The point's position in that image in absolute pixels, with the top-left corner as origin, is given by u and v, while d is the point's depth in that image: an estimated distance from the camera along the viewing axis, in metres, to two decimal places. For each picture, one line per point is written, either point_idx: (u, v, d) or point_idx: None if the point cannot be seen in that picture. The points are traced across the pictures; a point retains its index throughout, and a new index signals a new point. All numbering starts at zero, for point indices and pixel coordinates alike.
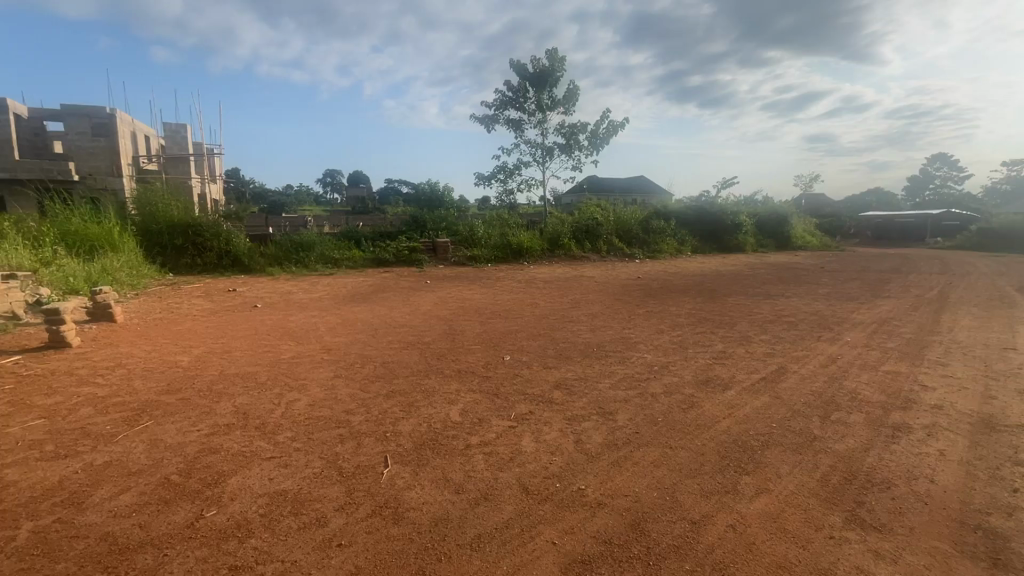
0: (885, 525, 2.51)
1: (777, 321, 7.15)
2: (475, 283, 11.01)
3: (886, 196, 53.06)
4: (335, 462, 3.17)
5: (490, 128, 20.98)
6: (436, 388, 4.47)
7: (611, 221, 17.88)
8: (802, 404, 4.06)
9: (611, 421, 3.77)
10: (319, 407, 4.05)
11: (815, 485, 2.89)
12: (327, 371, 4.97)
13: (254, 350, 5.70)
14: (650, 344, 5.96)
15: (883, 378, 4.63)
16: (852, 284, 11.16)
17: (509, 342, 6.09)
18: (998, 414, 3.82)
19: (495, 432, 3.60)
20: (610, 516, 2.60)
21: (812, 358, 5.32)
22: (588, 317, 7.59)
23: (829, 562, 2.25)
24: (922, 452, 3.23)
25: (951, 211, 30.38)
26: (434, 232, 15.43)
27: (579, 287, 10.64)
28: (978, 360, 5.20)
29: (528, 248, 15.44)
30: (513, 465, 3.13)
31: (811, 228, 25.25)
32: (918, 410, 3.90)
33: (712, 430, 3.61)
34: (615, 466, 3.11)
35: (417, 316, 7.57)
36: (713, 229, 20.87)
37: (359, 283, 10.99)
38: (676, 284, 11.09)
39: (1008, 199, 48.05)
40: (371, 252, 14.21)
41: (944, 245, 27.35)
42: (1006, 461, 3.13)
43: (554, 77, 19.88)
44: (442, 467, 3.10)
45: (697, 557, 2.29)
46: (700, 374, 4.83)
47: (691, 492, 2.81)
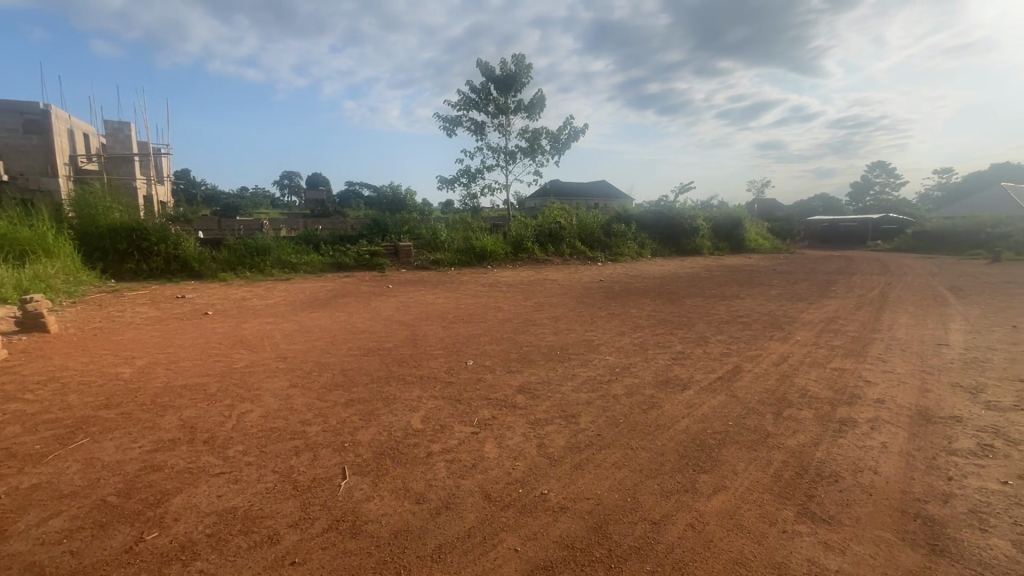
0: (833, 517, 2.61)
1: (733, 322, 7.40)
2: (438, 287, 10.89)
3: (831, 202, 56.05)
4: (289, 475, 3.04)
5: (452, 130, 20.86)
6: (397, 395, 4.38)
7: (573, 225, 18.08)
8: (756, 402, 4.20)
9: (573, 424, 3.78)
10: (273, 418, 3.88)
11: (768, 481, 2.98)
12: (283, 380, 4.80)
13: (203, 360, 5.43)
14: (611, 346, 6.03)
15: (831, 375, 4.85)
16: (801, 285, 11.72)
17: (473, 346, 6.04)
18: (933, 406, 4.07)
19: (457, 438, 3.55)
20: (573, 519, 2.60)
21: (765, 356, 5.52)
22: (551, 320, 7.62)
23: (783, 556, 2.32)
24: (867, 445, 3.39)
25: (888, 215, 32.42)
26: (395, 235, 15.21)
27: (543, 290, 10.69)
28: (915, 356, 5.54)
29: (492, 252, 15.43)
30: (476, 471, 3.09)
31: (764, 231, 26.38)
32: (862, 405, 4.10)
33: (671, 430, 3.67)
34: (577, 469, 3.12)
35: (378, 322, 7.40)
36: (672, 232, 21.47)
37: (318, 289, 10.68)
38: (637, 287, 11.32)
39: (938, 205, 51.62)
40: (331, 256, 13.84)
41: (884, 247, 29.07)
42: (941, 451, 3.32)
43: (518, 82, 19.95)
44: (402, 477, 3.03)
45: (658, 557, 2.31)
46: (660, 375, 4.93)
47: (652, 493, 2.85)
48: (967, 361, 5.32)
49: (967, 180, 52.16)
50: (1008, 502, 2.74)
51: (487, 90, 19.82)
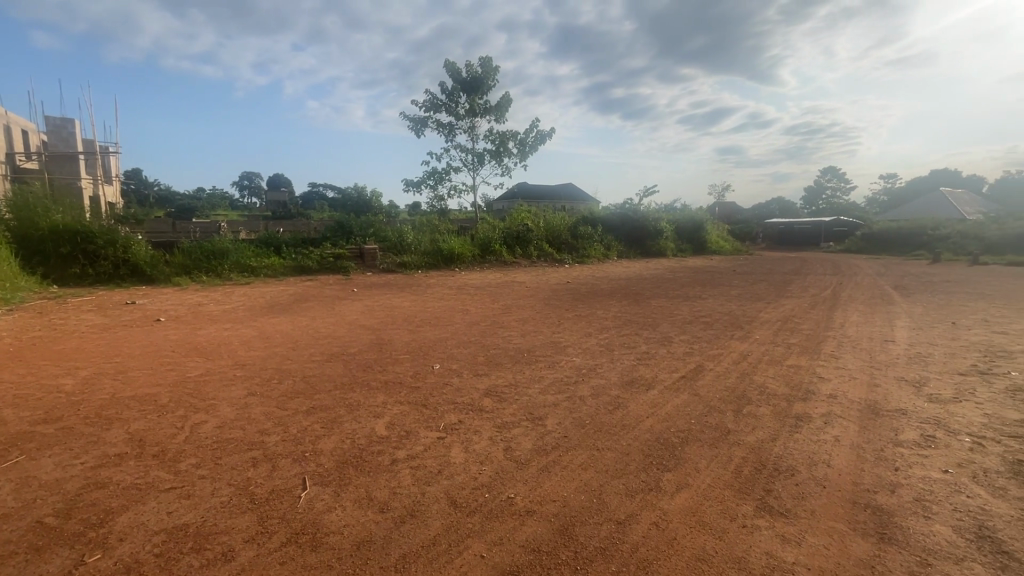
0: (790, 510, 2.70)
1: (695, 322, 7.58)
2: (405, 291, 10.75)
3: (787, 206, 58.43)
4: (245, 488, 2.92)
5: (419, 131, 20.69)
6: (361, 401, 4.28)
7: (541, 228, 18.21)
8: (717, 400, 4.31)
9: (540, 426, 3.78)
10: (229, 428, 3.73)
11: (729, 477, 3.06)
12: (241, 388, 4.61)
13: (154, 369, 5.16)
14: (578, 348, 6.09)
15: (788, 373, 5.03)
16: (760, 285, 12.15)
17: (440, 350, 5.98)
18: (881, 400, 4.27)
19: (423, 444, 3.49)
20: (539, 523, 2.59)
21: (726, 355, 5.68)
22: (519, 322, 7.63)
23: (743, 550, 2.38)
24: (821, 439, 3.53)
25: (840, 218, 34.03)
26: (361, 237, 14.96)
27: (511, 292, 10.70)
28: (864, 352, 5.81)
29: (459, 254, 15.36)
30: (441, 478, 3.05)
31: (725, 234, 27.23)
32: (816, 400, 4.26)
33: (636, 430, 3.72)
34: (544, 472, 3.12)
35: (343, 327, 7.24)
36: (637, 235, 21.90)
37: (280, 293, 10.36)
38: (603, 288, 11.49)
39: (884, 209, 54.60)
40: (293, 259, 13.45)
41: (836, 248, 30.49)
42: (889, 443, 3.49)
43: (486, 84, 19.96)
44: (365, 486, 2.95)
45: (623, 557, 2.33)
46: (626, 375, 4.99)
47: (617, 493, 2.88)
48: (911, 356, 5.63)
49: (910, 186, 55.36)
50: (949, 489, 2.90)
51: (454, 92, 19.76)
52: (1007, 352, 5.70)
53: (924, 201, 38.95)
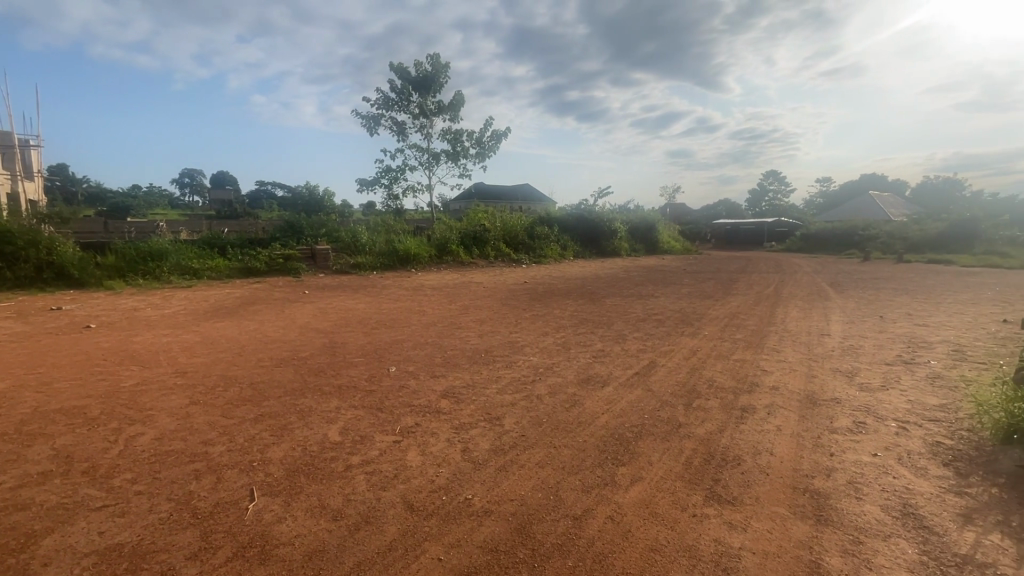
0: (736, 498, 2.83)
1: (648, 319, 7.81)
2: (361, 292, 10.49)
3: (733, 207, 61.19)
4: (187, 502, 2.77)
5: (372, 129, 20.32)
6: (313, 407, 4.14)
7: (498, 228, 18.23)
8: (669, 394, 4.45)
9: (498, 426, 3.79)
10: (168, 440, 3.52)
11: (680, 468, 3.17)
12: (181, 397, 4.36)
13: (83, 380, 4.79)
14: (535, 347, 6.14)
15: (734, 366, 5.26)
16: (709, 283, 12.67)
17: (395, 352, 5.87)
18: (818, 390, 4.55)
19: (378, 449, 3.42)
20: (497, 522, 2.59)
21: (677, 351, 5.88)
22: (477, 322, 7.62)
23: (693, 539, 2.47)
24: (764, 429, 3.71)
25: (781, 220, 36.00)
26: (312, 237, 14.51)
27: (468, 292, 10.67)
28: (803, 345, 6.17)
29: (415, 255, 15.15)
30: (397, 482, 3.00)
31: (676, 234, 28.22)
32: (760, 392, 4.49)
33: (592, 426, 3.79)
34: (501, 471, 3.12)
35: (293, 330, 7.00)
36: (592, 234, 22.33)
37: (225, 296, 9.88)
38: (560, 288, 11.64)
39: (820, 211, 58.09)
40: (239, 261, 12.87)
41: (778, 247, 32.18)
42: (825, 430, 3.71)
43: (438, 83, 19.80)
44: (317, 494, 2.85)
45: (579, 552, 2.36)
46: (582, 373, 5.07)
47: (574, 489, 2.92)
48: (845, 348, 6.01)
49: (843, 189, 59.19)
50: (878, 471, 3.12)
51: (407, 90, 19.48)
52: (926, 342, 6.19)
53: (855, 203, 41.81)
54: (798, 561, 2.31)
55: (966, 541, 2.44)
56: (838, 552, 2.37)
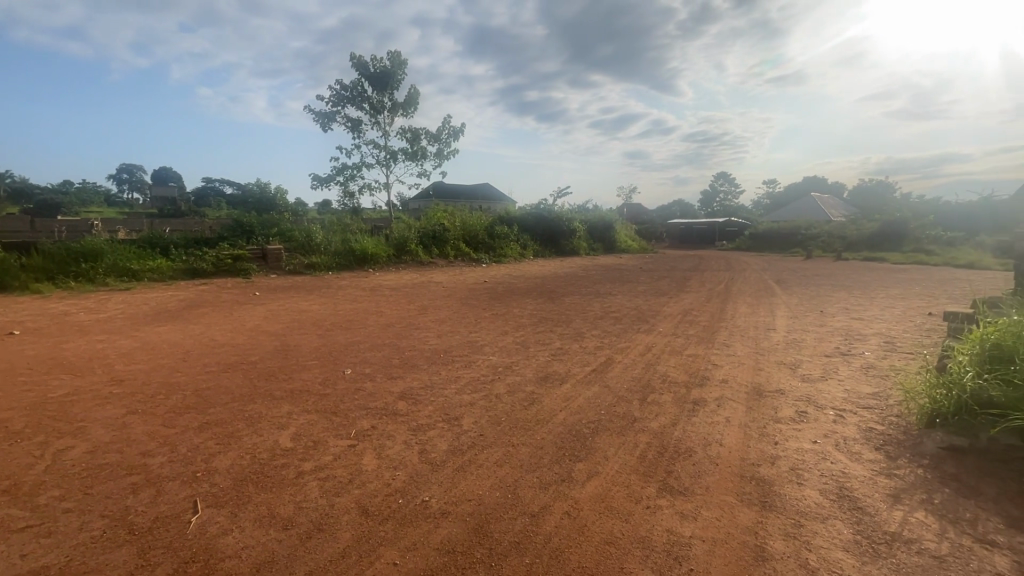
0: (688, 488, 2.92)
1: (606, 317, 7.96)
2: (316, 293, 10.20)
3: (687, 208, 63.30)
4: (123, 518, 2.61)
5: (326, 125, 19.79)
6: (262, 413, 3.98)
7: (457, 227, 18.11)
8: (624, 390, 4.55)
9: (456, 427, 3.76)
10: (103, 453, 3.30)
11: (635, 462, 3.24)
12: (117, 407, 4.10)
13: (4, 392, 4.41)
14: (494, 346, 6.14)
15: (687, 361, 5.43)
16: (664, 281, 13.06)
17: (351, 354, 5.73)
18: (765, 382, 4.76)
19: (332, 454, 3.32)
20: (454, 523, 2.57)
21: (633, 348, 6.02)
22: (436, 322, 7.55)
23: (647, 530, 2.53)
24: (714, 421, 3.86)
25: (732, 220, 37.53)
26: (263, 236, 13.98)
27: (427, 292, 10.57)
28: (751, 339, 6.46)
29: (373, 254, 14.84)
30: (352, 487, 2.92)
31: (633, 233, 28.93)
32: (710, 385, 4.66)
33: (550, 424, 3.82)
34: (460, 472, 3.10)
35: (243, 333, 6.71)
36: (552, 234, 22.56)
37: (169, 299, 9.36)
38: (520, 287, 11.71)
39: (767, 211, 60.97)
40: (184, 261, 12.23)
41: (728, 245, 33.52)
42: (771, 420, 3.89)
43: (395, 79, 19.49)
44: (266, 504, 2.75)
45: (536, 548, 2.38)
46: (540, 371, 5.12)
47: (531, 486, 2.94)
48: (788, 342, 6.32)
49: (788, 190, 62.29)
50: (817, 457, 3.30)
51: (363, 86, 19.09)
52: (861, 335, 6.61)
53: (798, 204, 44.06)
54: (743, 546, 2.41)
55: (895, 520, 2.62)
56: (781, 536, 2.49)
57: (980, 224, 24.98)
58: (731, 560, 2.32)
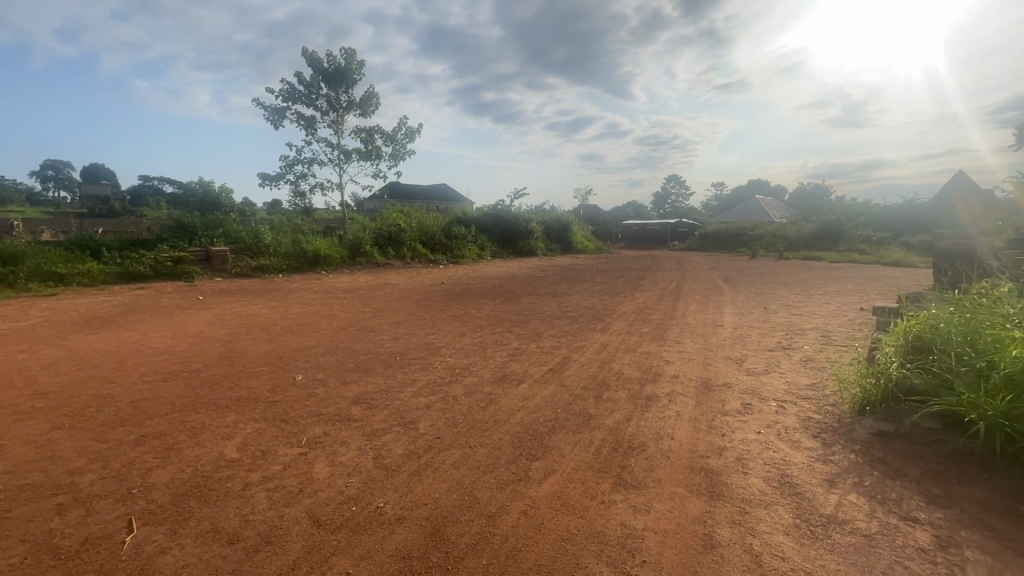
0: (641, 482, 3.00)
1: (562, 317, 8.07)
2: (265, 297, 9.80)
3: (640, 209, 65.07)
4: (47, 542, 2.41)
5: (276, 122, 19.08)
6: (205, 424, 3.78)
7: (414, 228, 17.88)
8: (580, 388, 4.63)
9: (412, 430, 3.71)
10: (23, 473, 3.04)
11: (590, 458, 3.30)
12: (40, 422, 3.78)
13: None
14: (452, 348, 6.10)
15: (640, 359, 5.58)
16: (619, 280, 13.37)
17: (303, 359, 5.54)
18: (713, 377, 4.96)
19: (281, 463, 3.20)
20: (409, 529, 2.53)
21: (588, 346, 6.13)
22: (392, 325, 7.43)
23: (601, 525, 2.58)
24: (666, 415, 3.99)
25: (683, 221, 38.89)
26: (207, 238, 13.30)
27: (383, 294, 10.39)
28: (700, 336, 6.71)
29: (326, 256, 14.41)
30: (303, 496, 2.83)
31: (589, 233, 29.46)
32: (662, 381, 4.81)
33: (507, 424, 3.84)
34: (415, 476, 3.06)
35: (185, 340, 6.36)
36: (509, 235, 22.65)
37: (101, 304, 8.74)
38: (478, 288, 11.68)
39: (716, 212, 63.53)
40: (118, 264, 11.46)
41: (680, 245, 34.68)
42: (718, 413, 4.05)
43: (351, 78, 19.03)
44: (210, 518, 2.61)
45: (492, 549, 2.38)
46: (498, 372, 5.12)
47: (488, 487, 2.93)
48: (735, 338, 6.60)
49: (734, 193, 65.14)
50: (761, 446, 3.46)
51: (316, 84, 18.53)
52: (801, 330, 6.99)
53: (744, 206, 46.21)
54: (693, 535, 2.50)
55: (831, 503, 2.78)
56: (727, 523, 2.60)
57: (905, 225, 26.99)
58: (681, 549, 2.40)
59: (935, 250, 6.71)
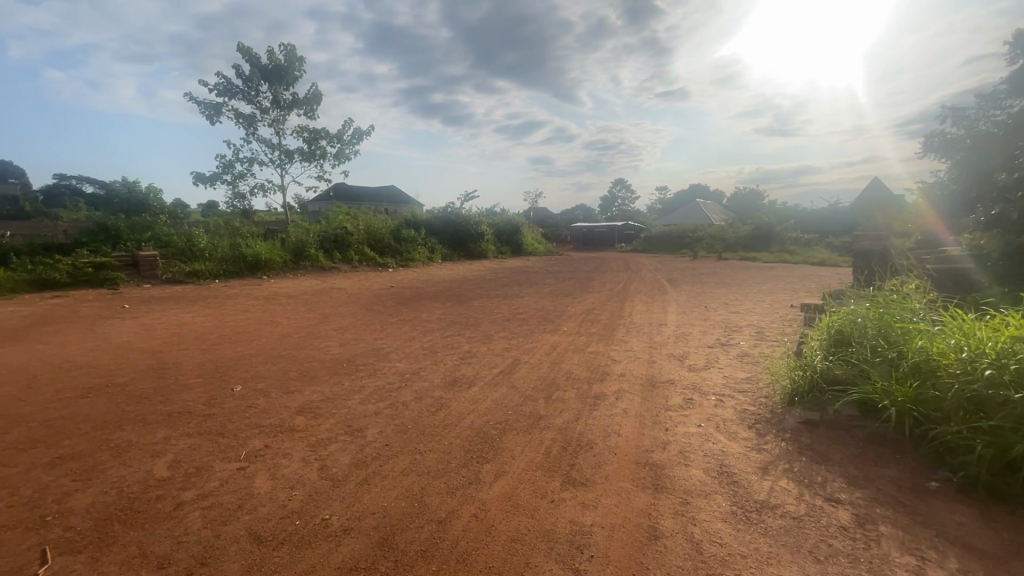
0: (589, 479, 3.07)
1: (513, 319, 8.12)
2: (200, 303, 9.26)
3: (588, 212, 66.55)
4: None
5: (212, 117, 18.08)
6: (133, 441, 3.53)
7: (361, 230, 17.45)
8: (531, 389, 4.68)
9: (359, 438, 3.62)
10: None
11: (541, 458, 3.35)
12: None
13: None
14: (401, 353, 6.01)
15: (589, 358, 5.70)
16: (568, 282, 13.64)
17: (243, 369, 5.28)
18: (658, 374, 5.14)
19: (218, 480, 3.04)
20: (356, 540, 2.47)
21: (538, 348, 6.20)
22: (338, 330, 7.22)
23: (551, 523, 2.62)
24: (613, 412, 4.10)
25: (629, 224, 40.12)
26: (133, 242, 12.42)
27: (329, 299, 10.07)
28: (646, 335, 6.94)
29: (267, 260, 13.76)
30: (242, 513, 2.69)
31: (539, 235, 29.81)
32: (609, 379, 4.95)
33: (458, 427, 3.82)
34: (363, 485, 2.99)
35: (109, 351, 5.91)
36: (459, 237, 22.54)
37: (10, 315, 7.96)
38: (428, 291, 11.57)
39: (660, 215, 65.97)
40: (29, 270, 10.47)
41: (626, 248, 35.67)
42: (662, 408, 4.21)
43: (292, 76, 18.34)
44: (137, 542, 2.44)
45: (442, 555, 2.36)
46: (449, 376, 5.09)
47: (438, 493, 2.91)
48: (678, 336, 6.87)
49: (677, 197, 67.87)
50: (701, 439, 3.64)
51: (255, 80, 17.72)
52: (738, 327, 7.39)
53: (685, 209, 48.26)
54: (638, 528, 2.59)
55: (764, 489, 2.96)
56: (670, 514, 2.71)
57: (829, 227, 29.08)
58: (627, 542, 2.48)
59: (853, 250, 7.24)
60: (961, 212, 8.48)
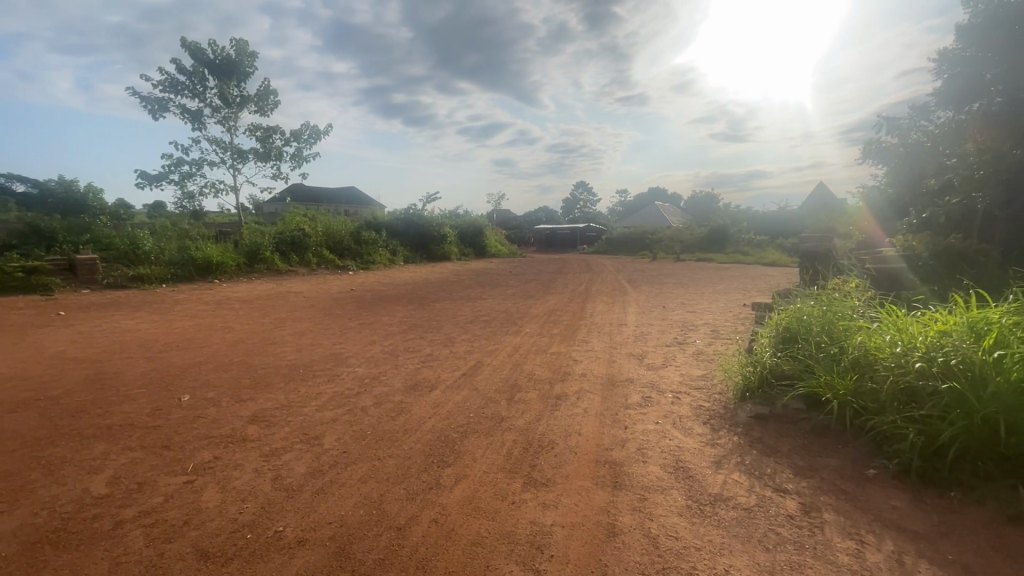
0: (550, 480, 3.09)
1: (476, 321, 8.10)
2: (145, 310, 8.79)
3: (551, 215, 67.21)
4: None
5: (156, 114, 17.21)
6: (68, 458, 3.30)
7: (319, 232, 16.99)
8: (493, 392, 4.67)
9: (315, 447, 3.51)
10: None
11: (502, 460, 3.34)
12: None
13: None
14: (360, 357, 5.88)
15: (551, 359, 5.74)
16: (531, 283, 13.72)
17: (192, 377, 5.04)
18: (617, 373, 5.23)
19: (162, 494, 2.89)
20: (311, 551, 2.40)
21: (501, 350, 6.20)
22: (295, 335, 7.00)
23: (512, 525, 2.62)
24: (574, 412, 4.15)
25: (590, 226, 40.79)
26: (69, 245, 11.72)
27: (285, 303, 9.76)
28: (606, 335, 7.05)
29: (219, 263, 13.21)
30: (189, 529, 2.57)
31: (503, 237, 29.88)
32: (570, 380, 5.00)
33: (418, 432, 3.77)
34: (318, 495, 2.90)
35: (42, 361, 5.53)
36: (422, 240, 22.27)
37: None
38: (389, 294, 11.39)
39: (620, 217, 67.28)
40: None
41: (588, 249, 36.19)
42: (622, 407, 4.29)
43: (243, 72, 17.71)
44: (71, 565, 2.29)
45: (401, 562, 2.33)
46: (410, 380, 5.01)
47: (397, 499, 2.86)
48: (636, 335, 7.02)
49: (636, 200, 69.44)
50: (658, 435, 3.73)
51: (203, 75, 17.00)
52: (694, 326, 7.62)
53: (644, 212, 49.46)
54: (598, 526, 2.63)
55: (717, 482, 3.07)
56: (628, 511, 2.77)
57: (779, 230, 30.40)
58: (587, 540, 2.51)
59: (800, 251, 7.59)
60: (896, 216, 9.04)
